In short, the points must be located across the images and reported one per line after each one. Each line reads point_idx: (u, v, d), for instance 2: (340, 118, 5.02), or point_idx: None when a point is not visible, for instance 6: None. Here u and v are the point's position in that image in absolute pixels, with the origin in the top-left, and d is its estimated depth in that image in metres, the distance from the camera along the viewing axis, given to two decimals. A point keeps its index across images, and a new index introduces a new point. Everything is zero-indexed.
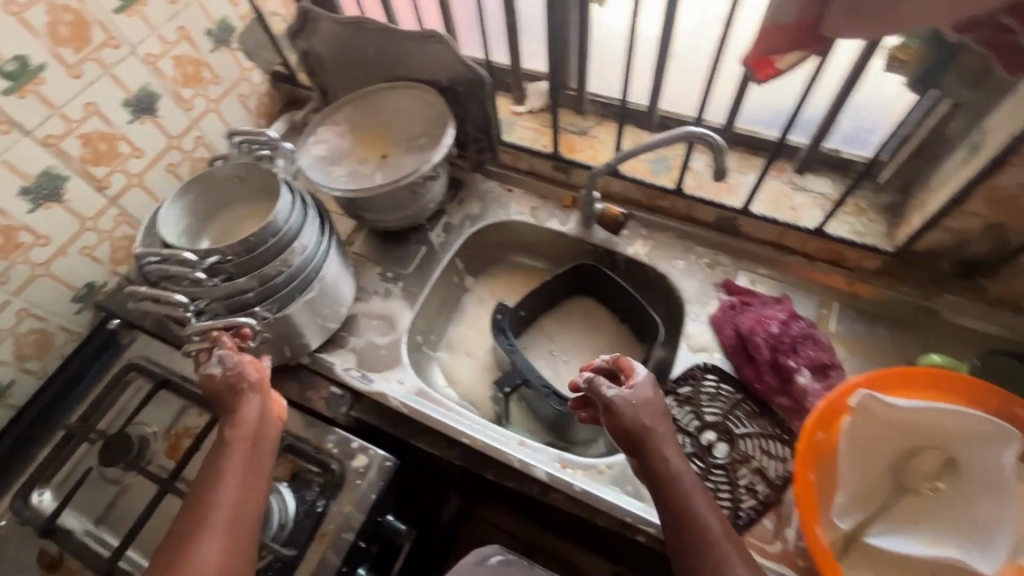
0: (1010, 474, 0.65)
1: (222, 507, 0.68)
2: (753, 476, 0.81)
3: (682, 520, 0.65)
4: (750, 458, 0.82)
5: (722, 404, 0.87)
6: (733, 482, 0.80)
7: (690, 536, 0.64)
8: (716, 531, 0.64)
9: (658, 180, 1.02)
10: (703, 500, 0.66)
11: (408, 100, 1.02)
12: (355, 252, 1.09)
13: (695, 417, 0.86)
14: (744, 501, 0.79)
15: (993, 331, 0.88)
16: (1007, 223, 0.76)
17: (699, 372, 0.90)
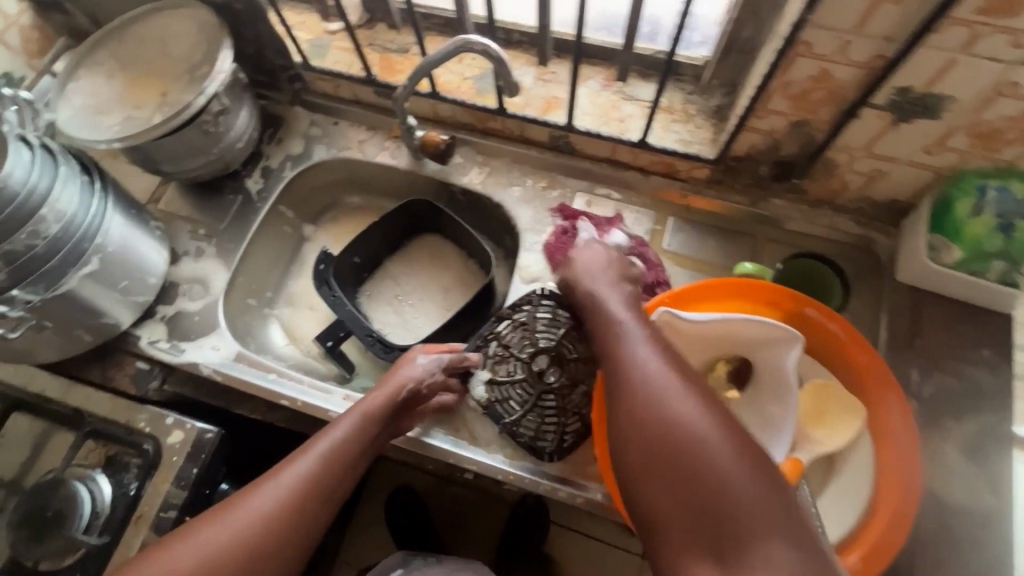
0: (791, 374, 0.67)
1: (275, 485, 0.63)
2: (581, 398, 0.80)
3: (626, 387, 0.54)
4: (579, 381, 0.81)
5: (557, 329, 0.83)
6: (560, 406, 0.79)
7: (630, 395, 0.53)
8: (667, 392, 0.52)
9: (483, 100, 0.93)
10: (655, 365, 0.55)
11: (178, 22, 0.87)
12: (163, 209, 0.97)
13: (528, 342, 0.83)
14: (571, 424, 0.78)
15: (814, 232, 0.88)
16: (810, 119, 0.72)
17: (536, 296, 0.85)
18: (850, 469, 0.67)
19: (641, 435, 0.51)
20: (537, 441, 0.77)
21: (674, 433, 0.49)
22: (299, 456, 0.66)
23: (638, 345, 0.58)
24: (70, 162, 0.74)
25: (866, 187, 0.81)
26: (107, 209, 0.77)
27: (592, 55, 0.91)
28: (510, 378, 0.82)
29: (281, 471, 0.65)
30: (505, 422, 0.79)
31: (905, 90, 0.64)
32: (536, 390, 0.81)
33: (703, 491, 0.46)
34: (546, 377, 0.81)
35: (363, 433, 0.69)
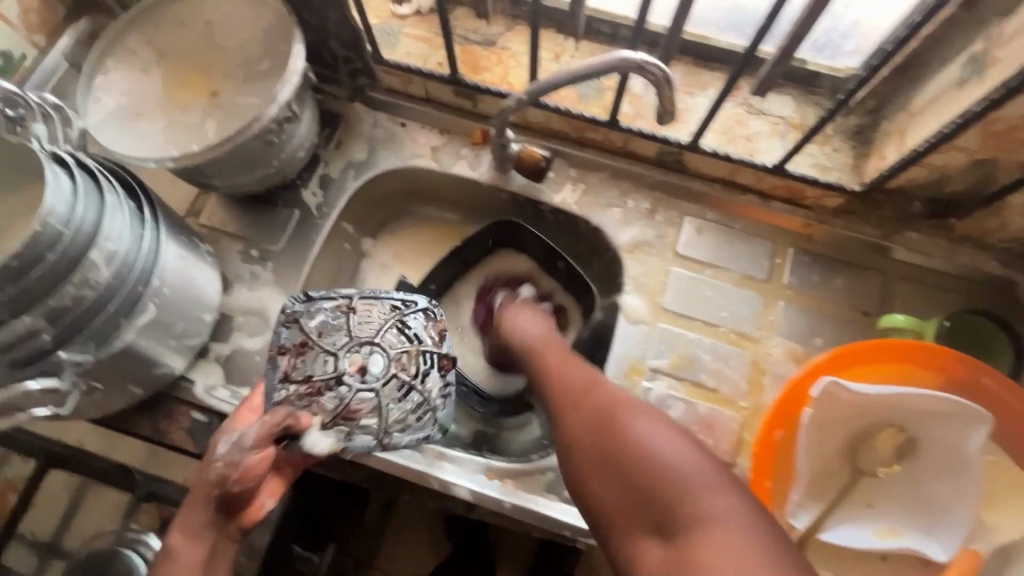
0: (974, 457, 0.59)
1: (195, 560, 0.53)
2: (420, 373, 0.71)
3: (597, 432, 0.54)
4: (388, 373, 0.70)
5: (357, 322, 0.72)
6: (407, 384, 0.69)
7: (578, 441, 0.55)
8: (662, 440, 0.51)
9: (588, 109, 0.81)
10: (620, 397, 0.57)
11: (231, 4, 0.71)
12: (205, 224, 0.83)
13: (343, 334, 0.71)
14: (421, 414, 0.68)
15: (957, 273, 0.78)
16: (999, 158, 0.63)
17: (342, 301, 0.71)
18: None
19: (622, 477, 0.51)
20: (410, 428, 0.67)
21: (667, 488, 0.48)
22: (200, 531, 0.54)
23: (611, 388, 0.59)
24: (113, 184, 0.60)
25: None
26: (159, 240, 0.63)
27: (716, 60, 0.79)
28: (317, 392, 0.67)
29: (193, 544, 0.53)
30: (382, 421, 0.67)
31: None
32: (348, 396, 0.68)
33: (694, 511, 0.47)
34: (362, 372, 0.69)
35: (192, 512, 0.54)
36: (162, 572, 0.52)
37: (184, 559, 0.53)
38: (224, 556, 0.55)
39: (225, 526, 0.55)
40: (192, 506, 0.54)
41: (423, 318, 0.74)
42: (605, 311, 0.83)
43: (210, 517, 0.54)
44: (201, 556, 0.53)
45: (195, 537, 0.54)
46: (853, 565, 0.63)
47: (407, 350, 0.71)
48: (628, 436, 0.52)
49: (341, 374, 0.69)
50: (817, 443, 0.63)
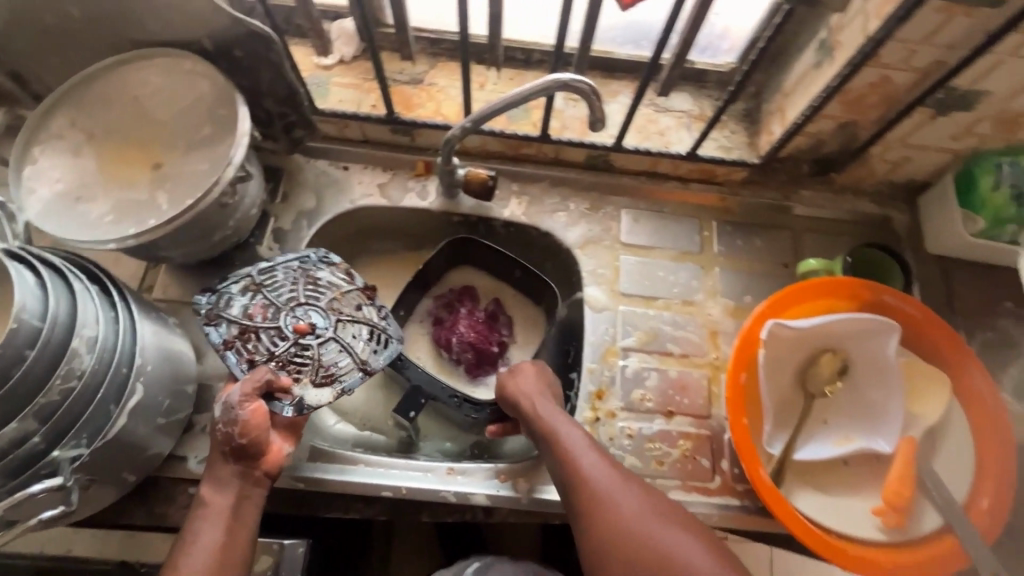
0: (892, 361, 0.72)
1: (225, 508, 0.60)
2: (357, 307, 0.75)
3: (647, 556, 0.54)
4: (336, 313, 0.74)
5: (279, 287, 0.74)
6: (353, 318, 0.74)
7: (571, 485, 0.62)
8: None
9: (519, 128, 0.89)
10: (647, 514, 0.57)
11: (160, 76, 0.72)
12: (160, 298, 0.81)
13: (270, 305, 0.72)
14: (380, 336, 0.74)
15: (846, 217, 0.93)
16: (857, 120, 0.77)
17: (253, 279, 0.73)
18: (953, 435, 0.73)
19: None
20: (379, 350, 0.73)
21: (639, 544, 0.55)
22: (226, 483, 0.62)
23: (622, 491, 0.59)
24: (75, 273, 0.59)
25: (891, 171, 0.87)
26: (133, 318, 0.63)
27: (621, 70, 0.90)
28: (284, 365, 0.70)
29: (224, 493, 0.61)
30: (355, 358, 0.71)
31: (953, 89, 0.69)
32: (311, 355, 0.71)
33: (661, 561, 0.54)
34: (311, 329, 0.72)
35: (223, 468, 0.62)
36: (199, 520, 0.59)
37: (216, 507, 0.60)
38: (248, 501, 0.62)
39: (247, 476, 0.63)
40: (217, 460, 0.62)
41: (328, 266, 0.77)
42: (570, 306, 0.90)
43: (231, 470, 0.62)
44: (229, 502, 0.61)
45: (223, 487, 0.62)
46: (823, 474, 0.73)
47: (341, 288, 0.76)
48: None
49: (295, 338, 0.71)
50: (774, 377, 0.74)
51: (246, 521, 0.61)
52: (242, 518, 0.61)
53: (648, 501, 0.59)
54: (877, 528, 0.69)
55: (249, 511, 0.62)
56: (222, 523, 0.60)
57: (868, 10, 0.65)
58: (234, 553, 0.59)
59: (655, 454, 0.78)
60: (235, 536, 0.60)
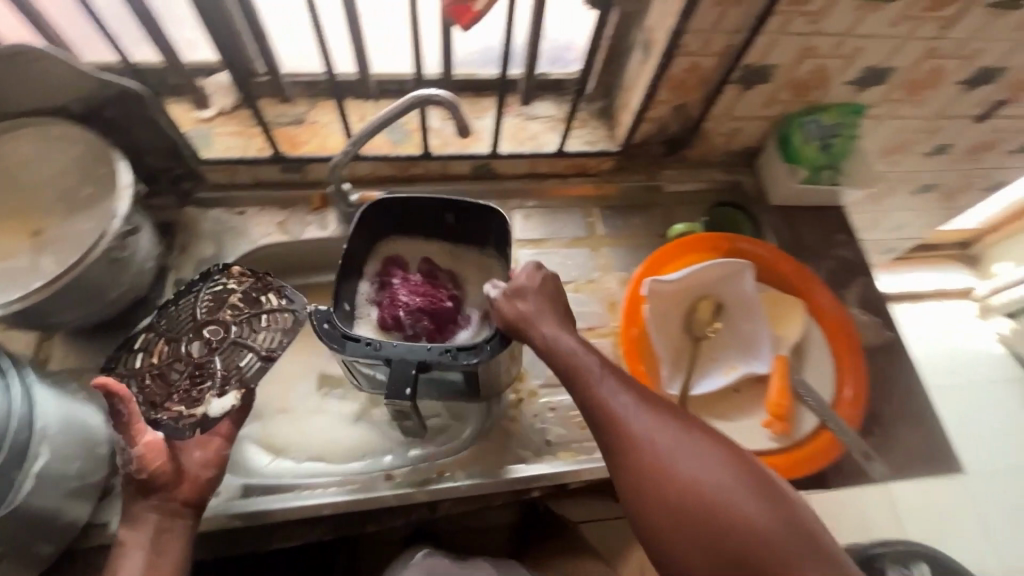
0: (753, 295, 0.85)
1: (147, 538, 0.60)
2: (251, 301, 0.76)
3: (649, 461, 0.56)
4: (227, 319, 0.74)
5: (168, 323, 0.74)
6: (243, 318, 0.74)
7: (596, 416, 0.61)
8: (710, 479, 0.54)
9: (403, 150, 0.95)
10: (653, 424, 0.58)
11: (29, 146, 0.73)
12: (59, 368, 0.78)
13: (162, 343, 0.73)
14: (277, 319, 0.74)
15: (704, 186, 1.07)
16: (686, 101, 0.91)
17: (149, 330, 0.73)
18: (814, 347, 0.86)
19: (702, 535, 0.52)
20: (280, 331, 0.74)
21: (671, 480, 0.55)
22: (141, 520, 0.61)
23: (630, 404, 0.60)
24: None
25: (728, 141, 1.03)
26: (29, 384, 0.62)
27: (488, 88, 1.00)
28: (187, 388, 0.69)
29: (142, 529, 0.60)
30: (257, 349, 0.72)
31: (748, 65, 0.84)
32: (212, 369, 0.71)
33: (687, 496, 0.54)
34: (207, 346, 0.72)
35: (138, 506, 0.61)
36: (123, 557, 0.59)
37: (136, 543, 0.60)
38: (167, 531, 0.61)
39: (161, 509, 0.61)
40: (130, 503, 0.61)
41: (212, 281, 0.77)
42: None
43: (143, 506, 0.61)
44: (147, 536, 0.60)
45: (137, 524, 0.60)
46: (720, 404, 0.83)
47: (228, 295, 0.76)
48: (685, 475, 0.54)
49: (196, 358, 0.71)
50: (664, 327, 0.84)
51: (170, 549, 0.60)
52: (165, 547, 0.60)
53: (658, 412, 0.59)
54: (770, 439, 0.79)
55: (170, 544, 0.61)
56: (145, 552, 0.60)
57: (666, 9, 0.78)
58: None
59: (578, 419, 0.85)
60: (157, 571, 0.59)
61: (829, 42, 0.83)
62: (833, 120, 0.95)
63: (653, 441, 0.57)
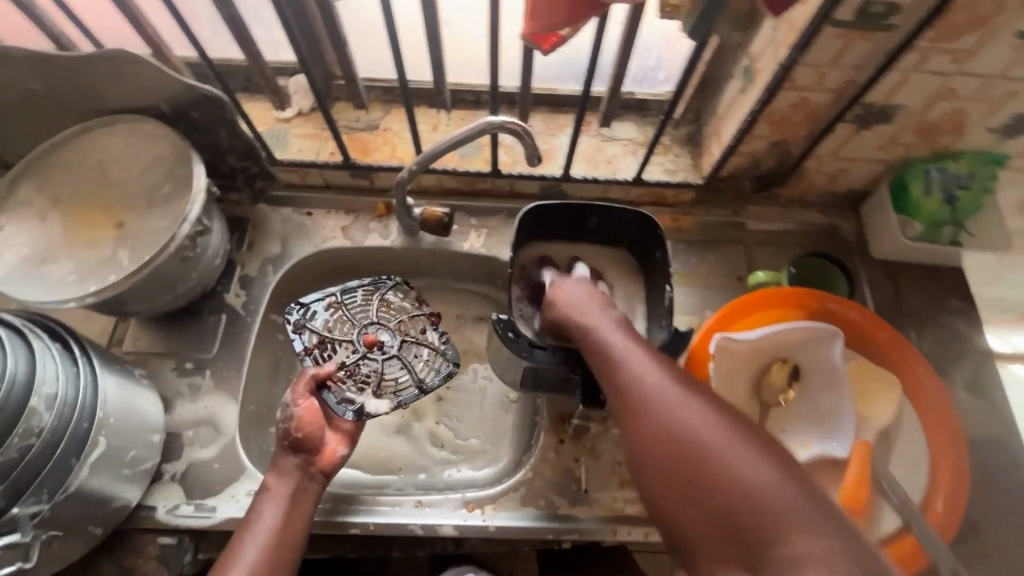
0: (840, 366, 0.74)
1: (274, 495, 0.66)
2: (421, 331, 0.81)
3: (656, 421, 0.51)
4: (399, 326, 0.80)
5: (354, 309, 0.81)
6: (415, 341, 0.80)
7: (616, 383, 0.57)
8: (712, 439, 0.48)
9: (472, 165, 0.92)
10: (665, 387, 0.54)
11: (121, 140, 0.76)
12: (129, 351, 0.83)
13: (344, 322, 0.80)
14: (437, 346, 0.79)
15: (794, 228, 0.97)
16: (787, 138, 0.82)
17: (337, 296, 0.81)
18: (906, 434, 0.75)
19: (697, 499, 0.47)
20: (437, 369, 0.78)
21: (679, 439, 0.49)
22: (283, 475, 0.67)
23: (645, 371, 0.56)
24: (36, 332, 0.62)
25: (830, 183, 0.91)
26: (96, 373, 0.65)
27: (566, 104, 0.95)
28: (356, 374, 0.76)
29: (281, 483, 0.66)
30: (413, 375, 0.77)
31: (867, 105, 0.73)
32: (371, 369, 0.77)
33: (694, 459, 0.48)
34: (378, 344, 0.79)
35: (284, 463, 0.68)
36: (262, 505, 0.65)
37: (268, 496, 0.66)
38: (298, 489, 0.67)
39: (305, 468, 0.68)
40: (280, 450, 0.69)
41: (398, 292, 0.83)
42: None
43: (291, 461, 0.68)
44: (287, 489, 0.66)
45: (283, 476, 0.67)
46: None
47: (399, 304, 0.82)
48: (690, 434, 0.49)
49: (365, 351, 0.78)
50: (730, 389, 0.76)
51: (299, 508, 0.66)
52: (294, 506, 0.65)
53: (673, 379, 0.55)
54: None
55: (303, 504, 0.66)
56: (281, 505, 0.65)
57: (777, 38, 0.69)
58: (285, 537, 0.64)
59: (622, 473, 0.79)
60: (290, 525, 0.64)
61: (974, 85, 0.70)
62: (963, 169, 0.81)
63: (664, 400, 0.52)
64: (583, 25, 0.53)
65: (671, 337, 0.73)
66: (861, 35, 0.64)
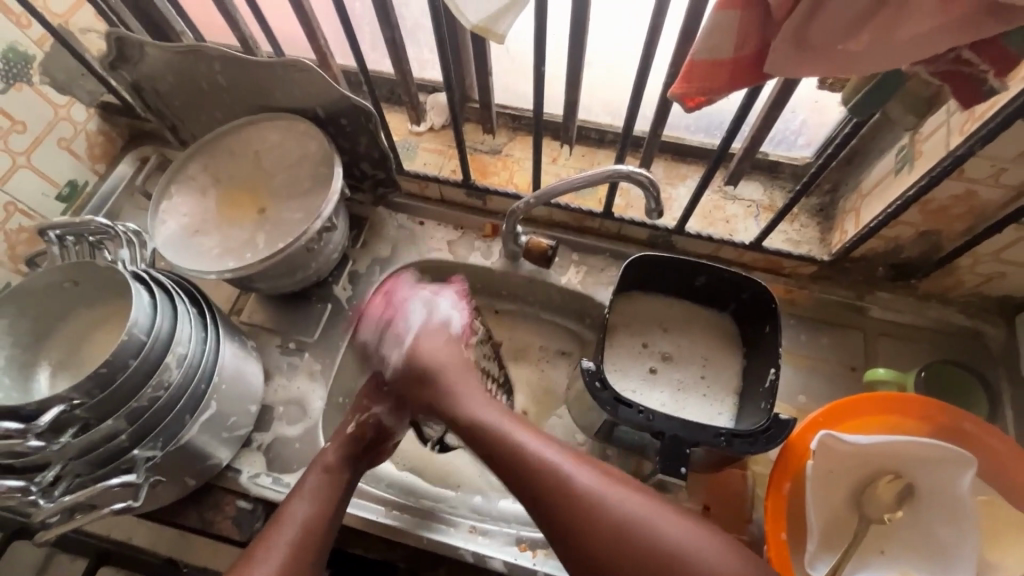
0: (964, 497, 0.65)
1: (313, 487, 0.68)
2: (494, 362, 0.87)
3: (554, 489, 0.59)
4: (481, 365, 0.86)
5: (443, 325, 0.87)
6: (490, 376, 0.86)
7: (525, 469, 0.61)
8: (643, 520, 0.56)
9: (584, 203, 0.92)
10: (564, 456, 0.62)
11: (278, 135, 0.85)
12: (245, 321, 0.91)
13: None
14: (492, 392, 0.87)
15: (925, 325, 0.86)
16: (940, 230, 0.74)
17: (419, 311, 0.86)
18: None
19: (630, 564, 0.55)
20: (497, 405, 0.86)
21: (603, 521, 0.57)
22: (341, 460, 0.71)
23: (544, 445, 0.63)
24: (182, 296, 0.70)
25: (982, 285, 0.81)
26: (219, 341, 0.72)
27: (692, 155, 0.92)
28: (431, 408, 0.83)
29: (339, 470, 0.70)
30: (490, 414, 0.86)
31: None
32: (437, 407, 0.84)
33: (625, 540, 0.56)
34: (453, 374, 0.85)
35: (336, 452, 0.71)
36: (292, 496, 0.67)
37: (323, 476, 0.69)
38: (343, 487, 0.69)
39: (362, 458, 0.73)
40: (346, 438, 0.72)
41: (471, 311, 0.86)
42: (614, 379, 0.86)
43: (354, 451, 0.72)
44: (341, 480, 0.70)
45: (343, 465, 0.71)
46: None
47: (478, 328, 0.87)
48: (609, 517, 0.57)
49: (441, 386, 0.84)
50: (827, 494, 0.69)
51: (332, 501, 0.67)
52: (330, 494, 0.68)
53: (582, 459, 0.62)
54: None
55: (331, 503, 0.67)
56: (311, 500, 0.67)
57: (952, 123, 0.62)
58: (323, 520, 0.65)
59: None
60: (317, 518, 0.65)
61: None
62: None
63: (571, 485, 0.59)
64: (736, 92, 0.49)
65: (771, 422, 0.67)
66: None
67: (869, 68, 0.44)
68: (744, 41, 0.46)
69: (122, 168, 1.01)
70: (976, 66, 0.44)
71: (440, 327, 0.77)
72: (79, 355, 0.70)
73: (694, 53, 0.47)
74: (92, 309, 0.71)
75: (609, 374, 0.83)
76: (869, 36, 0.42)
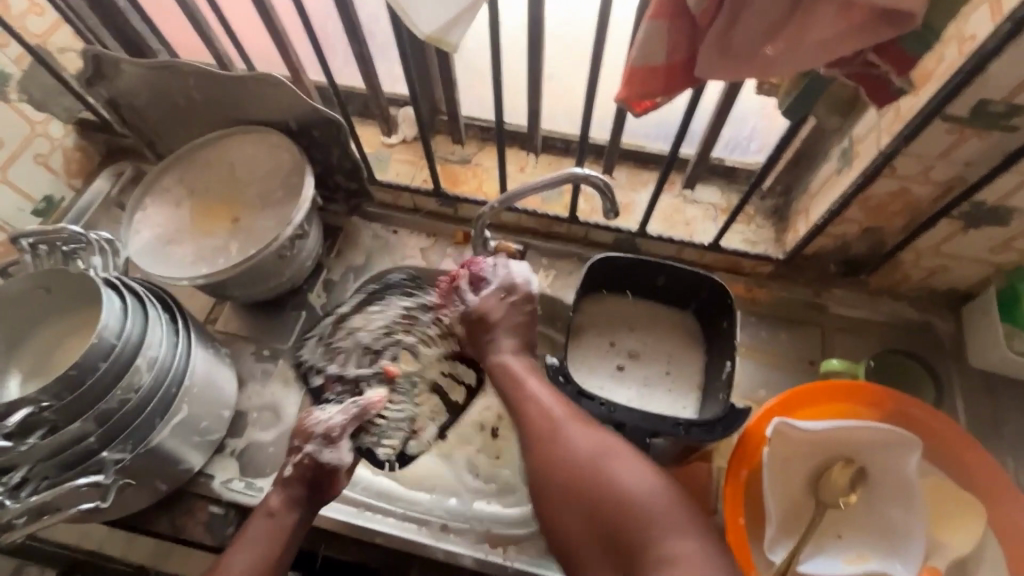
0: (912, 479, 0.68)
1: (252, 537, 0.65)
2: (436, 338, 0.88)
3: (539, 423, 0.65)
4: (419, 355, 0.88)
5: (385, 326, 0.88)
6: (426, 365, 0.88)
7: (524, 417, 0.67)
8: (589, 454, 0.61)
9: (551, 208, 0.96)
10: (554, 402, 0.67)
11: (251, 147, 0.88)
12: (220, 329, 0.92)
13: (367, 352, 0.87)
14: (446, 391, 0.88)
15: (880, 320, 0.90)
16: (882, 226, 0.78)
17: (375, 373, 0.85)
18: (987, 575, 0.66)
19: (569, 492, 0.60)
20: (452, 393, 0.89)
21: (567, 460, 0.61)
22: (287, 504, 0.68)
23: (535, 386, 0.69)
24: (154, 302, 0.71)
25: (928, 278, 0.85)
26: (190, 345, 0.73)
27: (653, 161, 0.96)
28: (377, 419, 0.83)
29: (284, 514, 0.67)
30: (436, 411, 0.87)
31: (978, 203, 0.68)
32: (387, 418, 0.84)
33: (582, 475, 0.60)
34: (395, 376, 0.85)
35: (284, 495, 0.68)
36: (236, 544, 0.65)
37: (266, 523, 0.66)
38: (290, 531, 0.66)
39: (310, 499, 0.69)
40: (289, 479, 0.69)
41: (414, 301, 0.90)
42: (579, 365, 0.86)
43: (299, 490, 0.69)
44: (287, 520, 0.67)
45: (291, 506, 0.68)
46: None
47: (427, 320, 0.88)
48: (569, 450, 0.62)
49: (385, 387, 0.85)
50: (783, 480, 0.71)
51: (275, 548, 0.64)
52: (273, 544, 0.65)
53: (572, 412, 0.65)
54: None
55: (273, 549, 0.64)
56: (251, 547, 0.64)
57: (882, 124, 0.67)
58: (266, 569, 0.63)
59: None
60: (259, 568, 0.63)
61: None
62: None
63: (546, 416, 0.66)
64: (673, 95, 0.53)
65: (727, 411, 0.70)
66: (974, 131, 0.61)
67: (786, 71, 0.48)
68: (675, 48, 0.50)
69: (99, 183, 1.01)
70: (882, 67, 0.48)
71: (504, 288, 0.78)
72: (50, 361, 0.71)
73: (632, 60, 0.51)
74: (63, 316, 0.72)
75: (577, 373, 0.86)
76: (780, 42, 0.46)
